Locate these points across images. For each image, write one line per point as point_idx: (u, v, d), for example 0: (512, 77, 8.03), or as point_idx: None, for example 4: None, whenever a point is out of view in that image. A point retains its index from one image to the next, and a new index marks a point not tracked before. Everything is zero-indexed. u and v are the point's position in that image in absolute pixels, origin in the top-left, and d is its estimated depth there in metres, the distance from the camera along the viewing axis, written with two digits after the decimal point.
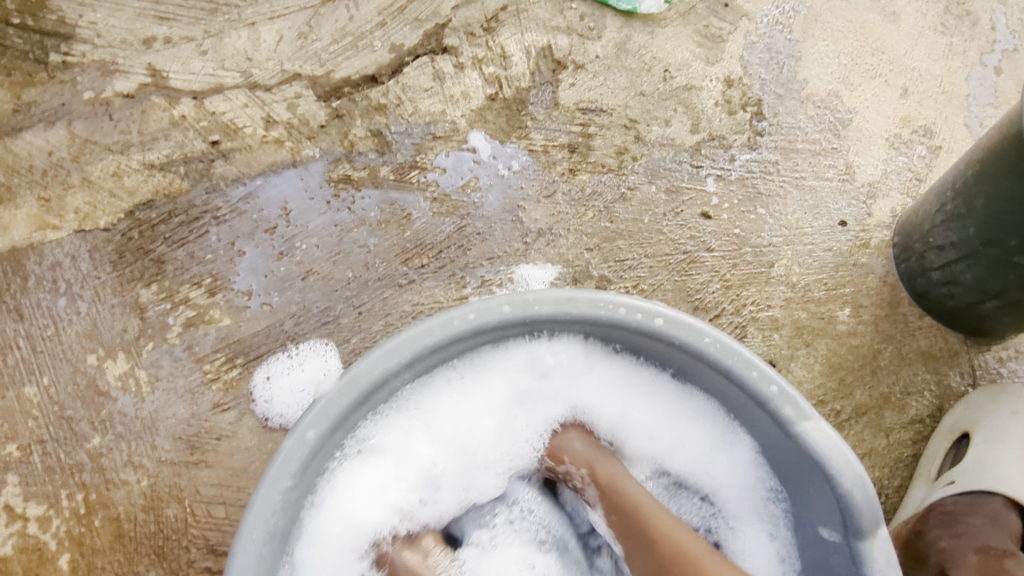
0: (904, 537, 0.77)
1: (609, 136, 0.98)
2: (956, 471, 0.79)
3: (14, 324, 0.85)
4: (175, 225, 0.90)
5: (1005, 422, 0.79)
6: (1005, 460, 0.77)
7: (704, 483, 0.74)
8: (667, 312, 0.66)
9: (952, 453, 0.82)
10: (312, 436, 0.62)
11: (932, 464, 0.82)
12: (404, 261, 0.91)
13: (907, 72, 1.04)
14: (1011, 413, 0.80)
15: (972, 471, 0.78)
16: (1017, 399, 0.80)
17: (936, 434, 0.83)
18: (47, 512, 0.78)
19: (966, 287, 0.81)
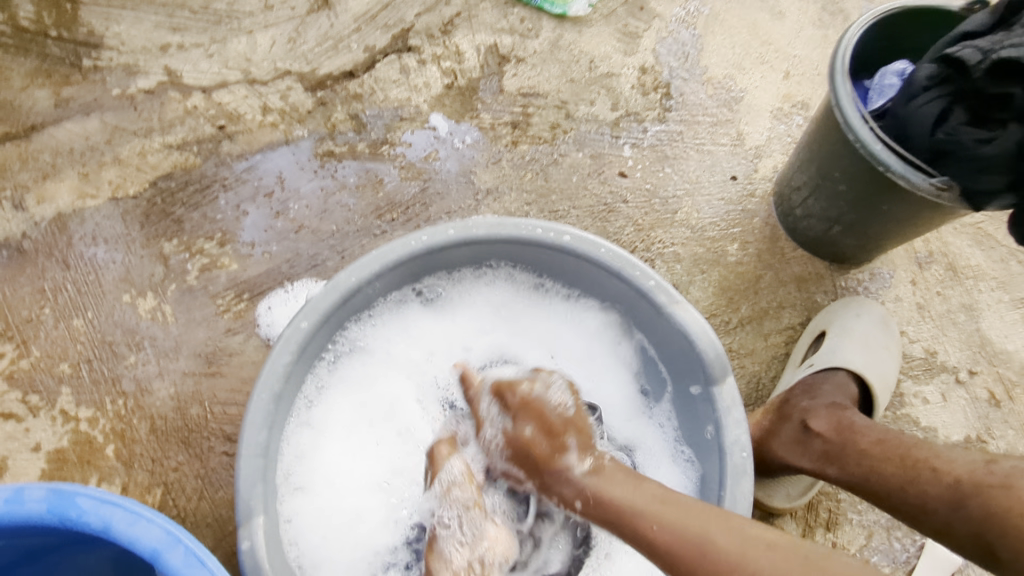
0: (778, 405, 0.92)
1: (544, 115, 1.20)
2: (816, 357, 0.97)
3: (62, 272, 1.06)
4: (191, 192, 1.11)
5: (851, 319, 1.01)
6: (851, 346, 0.97)
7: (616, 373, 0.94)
8: (573, 231, 0.86)
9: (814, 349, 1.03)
10: (305, 326, 0.82)
11: (799, 357, 1.03)
12: (378, 216, 1.12)
13: (789, 59, 1.27)
14: (856, 314, 1.02)
15: (827, 354, 0.96)
16: (860, 304, 1.03)
17: (802, 334, 1.04)
18: (95, 414, 0.98)
19: (818, 217, 1.02)
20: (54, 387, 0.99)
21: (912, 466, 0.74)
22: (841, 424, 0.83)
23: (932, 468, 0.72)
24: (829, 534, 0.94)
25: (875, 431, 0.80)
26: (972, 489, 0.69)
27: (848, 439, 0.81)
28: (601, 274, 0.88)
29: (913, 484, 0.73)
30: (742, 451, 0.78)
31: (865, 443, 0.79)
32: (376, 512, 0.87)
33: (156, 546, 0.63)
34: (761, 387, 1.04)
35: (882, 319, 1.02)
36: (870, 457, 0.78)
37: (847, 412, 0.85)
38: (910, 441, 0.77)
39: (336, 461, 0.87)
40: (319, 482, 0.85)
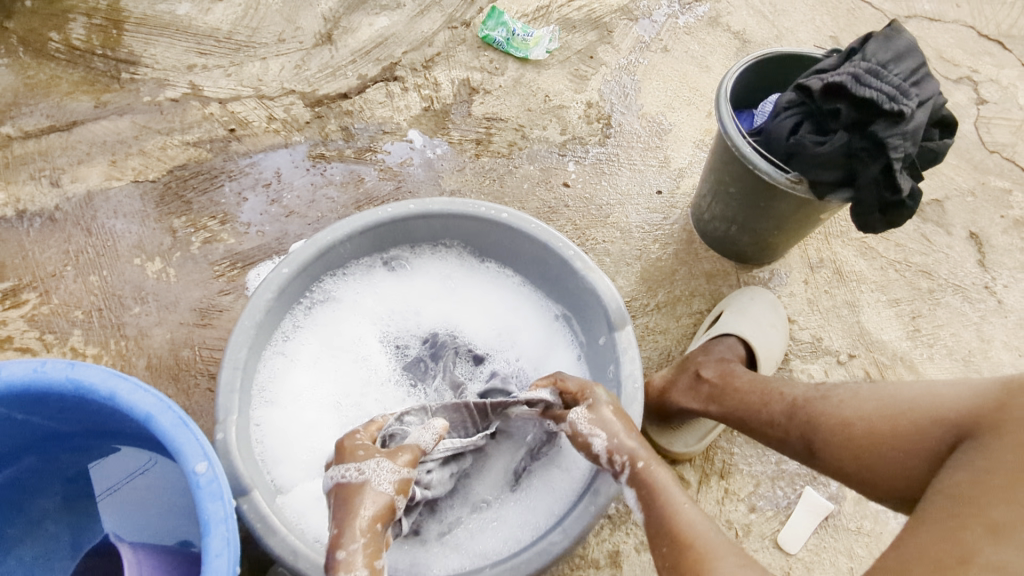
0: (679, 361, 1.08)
1: (504, 135, 1.43)
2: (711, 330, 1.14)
3: (85, 237, 1.25)
4: (201, 180, 1.32)
5: (744, 300, 1.19)
6: (738, 318, 1.14)
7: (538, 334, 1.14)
8: (511, 211, 1.07)
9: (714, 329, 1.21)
10: (286, 271, 1.00)
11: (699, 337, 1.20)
12: (357, 207, 1.33)
13: (713, 102, 1.53)
14: (749, 298, 1.20)
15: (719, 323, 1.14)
16: (754, 290, 1.22)
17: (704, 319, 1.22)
18: (99, 353, 1.15)
19: (720, 219, 1.23)
20: (66, 329, 1.16)
21: (768, 391, 0.93)
22: (725, 373, 1.00)
23: (784, 397, 0.90)
24: (723, 480, 1.08)
25: (755, 377, 0.97)
26: (804, 404, 0.87)
27: (730, 383, 0.98)
28: (531, 245, 1.08)
29: (770, 407, 0.91)
30: (633, 382, 0.95)
31: (745, 385, 0.96)
32: (331, 428, 1.03)
33: (150, 412, 0.78)
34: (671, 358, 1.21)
35: (771, 301, 1.20)
36: (745, 393, 0.95)
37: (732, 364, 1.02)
38: (774, 382, 0.94)
39: (301, 385, 1.04)
40: (285, 400, 1.02)
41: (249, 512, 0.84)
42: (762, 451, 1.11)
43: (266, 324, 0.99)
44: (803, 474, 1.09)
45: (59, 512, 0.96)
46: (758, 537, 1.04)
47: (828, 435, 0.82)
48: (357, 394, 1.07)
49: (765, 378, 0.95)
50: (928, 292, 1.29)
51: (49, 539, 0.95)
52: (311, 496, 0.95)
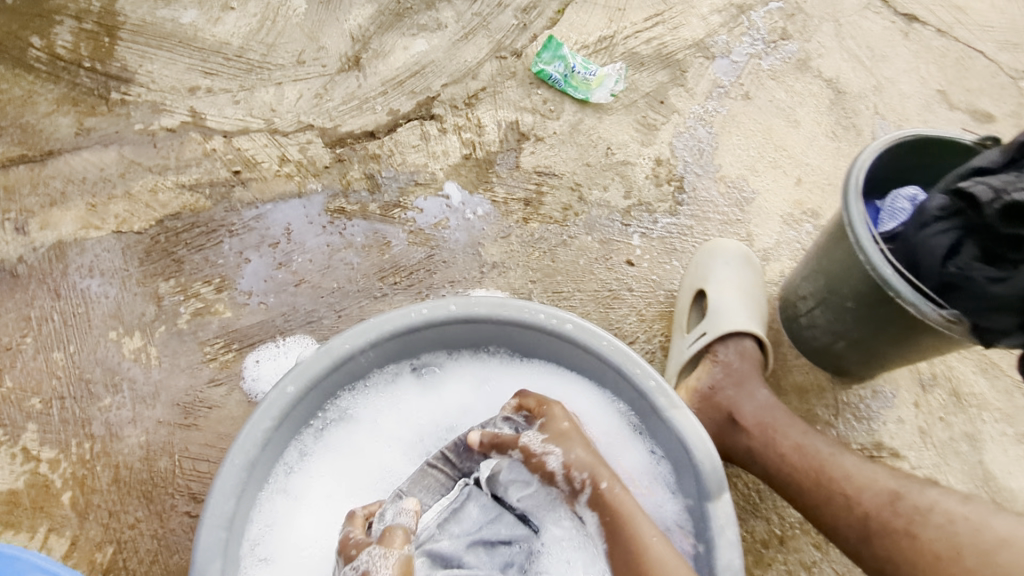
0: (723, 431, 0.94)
1: (558, 195, 1.21)
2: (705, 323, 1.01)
3: (51, 301, 1.03)
4: (196, 234, 1.10)
5: (724, 277, 1.05)
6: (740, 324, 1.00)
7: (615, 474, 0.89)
8: (575, 320, 0.86)
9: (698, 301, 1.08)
10: (292, 390, 0.79)
11: (683, 318, 1.07)
12: (381, 278, 1.11)
13: (802, 166, 1.30)
14: (715, 289, 1.03)
15: (715, 320, 1.00)
16: (726, 259, 1.07)
17: (683, 291, 1.09)
18: (58, 456, 0.94)
19: (823, 330, 1.01)
20: (21, 421, 0.96)
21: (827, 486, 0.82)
22: (855, 513, 0.78)
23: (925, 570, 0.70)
24: None
25: (895, 538, 0.74)
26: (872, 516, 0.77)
27: (869, 534, 0.76)
28: (599, 365, 0.87)
29: (917, 572, 0.71)
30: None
31: (884, 544, 0.75)
32: None
33: None
34: (760, 497, 1.00)
35: (743, 256, 1.08)
36: (886, 557, 0.74)
37: (864, 503, 0.78)
38: (925, 536, 0.72)
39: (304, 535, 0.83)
40: (285, 555, 0.81)
41: None
42: None
43: (264, 459, 0.79)
44: None
45: None
46: None
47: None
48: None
49: (914, 531, 0.72)
50: None
51: None
52: None
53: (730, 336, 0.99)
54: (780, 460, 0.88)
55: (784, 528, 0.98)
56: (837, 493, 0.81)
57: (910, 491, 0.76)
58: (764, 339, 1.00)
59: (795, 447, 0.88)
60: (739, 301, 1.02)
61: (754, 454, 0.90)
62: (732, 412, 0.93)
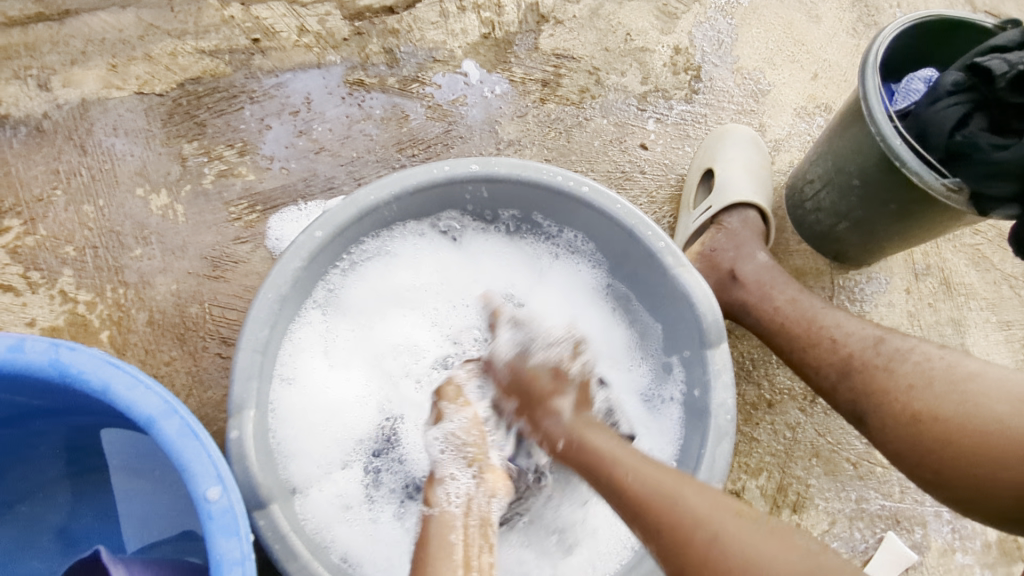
0: (724, 283, 1.00)
1: (575, 78, 1.21)
2: (712, 197, 1.06)
3: (78, 156, 1.06)
4: (217, 99, 1.11)
5: (731, 155, 1.08)
6: (742, 196, 1.05)
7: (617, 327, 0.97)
8: (592, 183, 0.88)
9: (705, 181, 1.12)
10: (320, 235, 0.83)
11: (691, 196, 1.12)
12: (399, 150, 1.13)
13: (819, 62, 1.30)
14: (723, 165, 1.07)
15: (720, 193, 1.05)
16: (734, 140, 1.10)
17: (691, 171, 1.12)
18: (94, 299, 0.99)
19: (827, 212, 1.05)
20: (56, 266, 1.00)
21: (815, 333, 0.88)
22: (840, 354, 0.84)
23: (897, 397, 0.77)
24: (795, 515, 0.97)
25: (873, 373, 0.80)
26: (856, 361, 0.82)
27: (849, 369, 0.82)
28: (612, 228, 0.90)
29: (886, 399, 0.78)
30: (727, 413, 0.81)
31: (860, 377, 0.81)
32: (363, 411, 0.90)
33: (152, 414, 0.63)
34: (753, 365, 1.03)
35: (750, 138, 1.12)
36: (862, 388, 0.80)
37: (849, 345, 0.84)
38: (901, 371, 0.78)
39: (326, 368, 0.89)
40: (308, 380, 0.87)
41: (266, 529, 0.73)
42: (839, 486, 0.99)
43: (293, 297, 0.84)
44: (884, 516, 0.98)
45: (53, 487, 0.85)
46: None
47: (890, 418, 0.77)
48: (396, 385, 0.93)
49: (892, 365, 0.78)
50: None
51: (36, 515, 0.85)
52: (328, 501, 0.82)
53: (735, 208, 1.05)
54: (773, 313, 0.95)
55: (773, 394, 1.02)
56: (824, 338, 0.87)
57: (894, 337, 0.82)
58: (767, 210, 1.06)
59: (789, 301, 0.94)
60: (745, 176, 1.07)
61: (748, 307, 0.97)
62: (735, 270, 0.99)
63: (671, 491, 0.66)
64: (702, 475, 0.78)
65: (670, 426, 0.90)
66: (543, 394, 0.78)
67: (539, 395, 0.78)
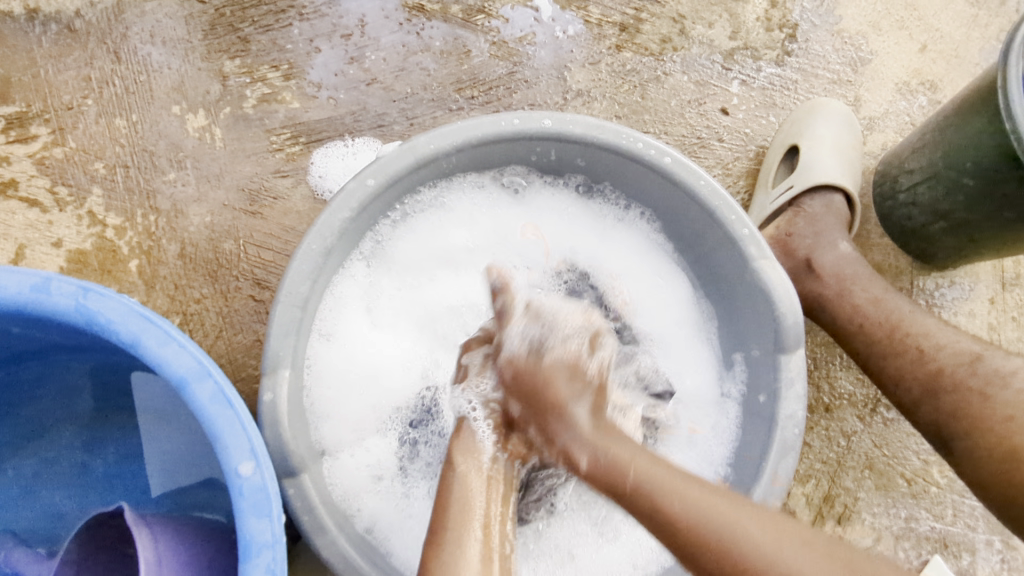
0: (799, 273, 0.89)
1: (657, 25, 1.08)
2: (794, 176, 0.95)
3: (111, 64, 0.97)
4: (263, 12, 1.01)
5: (820, 131, 0.96)
6: (828, 177, 0.93)
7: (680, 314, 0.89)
8: (675, 154, 0.78)
9: (788, 159, 1.01)
10: (372, 184, 0.75)
11: (770, 173, 1.00)
12: (457, 89, 1.03)
13: (931, 31, 1.15)
14: (811, 141, 0.95)
15: (804, 172, 0.94)
16: (825, 113, 0.98)
17: (773, 147, 1.01)
18: (124, 224, 0.93)
19: (923, 208, 0.95)
20: (85, 185, 0.93)
21: (899, 340, 0.79)
22: (927, 368, 0.75)
23: (992, 426, 0.68)
24: (839, 526, 0.93)
25: (966, 396, 0.71)
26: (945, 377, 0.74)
27: (936, 387, 0.74)
28: (691, 207, 0.81)
29: (976, 426, 0.70)
30: (794, 426, 0.75)
31: (949, 399, 0.72)
32: (403, 373, 0.85)
33: (184, 375, 0.58)
34: (815, 365, 0.96)
35: (844, 115, 0.99)
36: (950, 410, 0.72)
37: (939, 360, 0.75)
38: (1000, 398, 0.69)
39: (367, 325, 0.84)
40: (348, 337, 0.81)
41: (295, 498, 0.69)
42: (889, 503, 0.94)
43: (338, 249, 0.77)
44: (932, 537, 0.94)
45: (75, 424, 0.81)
46: None
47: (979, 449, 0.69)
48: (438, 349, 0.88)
49: (989, 391, 0.69)
50: None
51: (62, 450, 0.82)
52: (358, 468, 0.79)
53: (819, 190, 0.93)
54: (852, 313, 0.84)
55: (832, 398, 0.95)
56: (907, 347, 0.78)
57: (993, 355, 0.72)
58: (854, 196, 0.94)
59: (872, 301, 0.84)
60: (834, 155, 0.95)
61: (823, 301, 0.86)
62: (811, 259, 0.88)
63: (724, 517, 0.56)
64: (760, 489, 0.73)
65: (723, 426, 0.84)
66: (559, 400, 0.66)
67: (554, 398, 0.66)
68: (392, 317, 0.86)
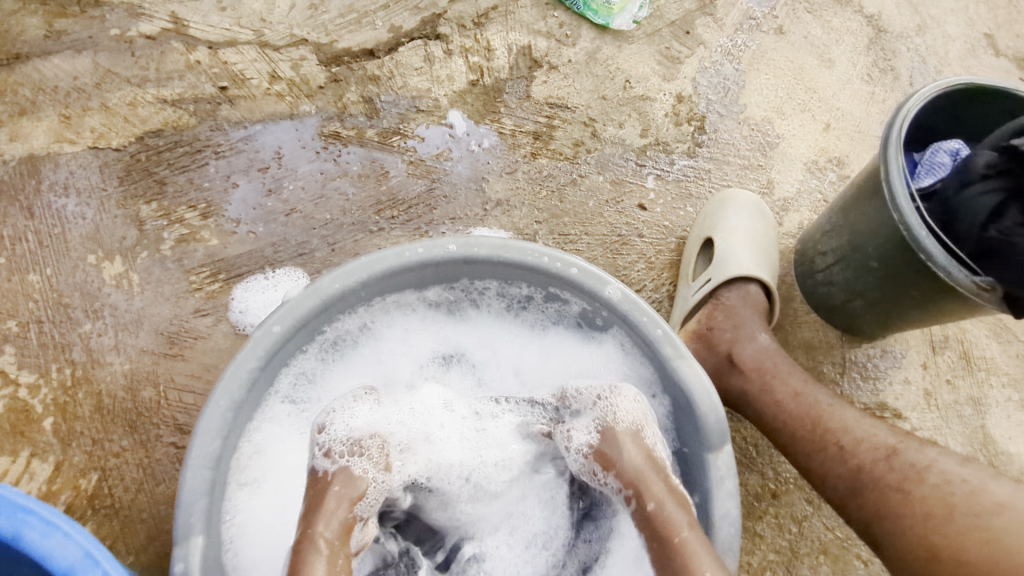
0: (721, 366, 0.91)
1: (570, 130, 1.12)
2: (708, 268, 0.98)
3: (25, 220, 0.97)
4: (180, 154, 1.02)
5: (730, 222, 1.00)
6: (741, 266, 0.96)
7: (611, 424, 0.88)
8: (580, 263, 0.80)
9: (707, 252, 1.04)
10: (278, 330, 0.75)
11: (689, 266, 1.03)
12: (377, 211, 1.05)
13: (832, 111, 1.21)
14: (722, 233, 0.99)
15: (718, 263, 0.97)
16: (735, 204, 1.02)
17: (690, 241, 1.04)
18: (37, 381, 0.90)
19: (840, 287, 0.96)
20: None
21: (821, 435, 0.82)
22: (849, 465, 0.78)
23: (913, 525, 0.71)
24: None
25: (886, 493, 0.74)
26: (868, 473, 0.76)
27: (859, 485, 0.76)
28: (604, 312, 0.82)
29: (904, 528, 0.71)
30: (730, 527, 0.73)
31: (873, 496, 0.75)
32: None
33: (71, 565, 0.56)
34: (757, 452, 0.97)
35: (755, 203, 1.03)
36: (874, 507, 0.74)
37: (859, 457, 0.78)
38: (918, 494, 0.72)
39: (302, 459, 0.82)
40: (279, 481, 0.79)
41: None
42: None
43: (249, 399, 0.75)
44: None
45: None
46: None
47: (905, 550, 0.71)
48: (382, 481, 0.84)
49: (908, 487, 0.73)
50: None
51: None
52: None
53: (735, 281, 0.96)
54: (775, 408, 0.87)
55: (778, 484, 0.96)
56: (831, 444, 0.81)
57: (908, 449, 0.76)
58: (770, 283, 0.96)
59: (793, 394, 0.87)
60: (746, 245, 0.98)
61: (748, 398, 0.89)
62: (732, 353, 0.91)
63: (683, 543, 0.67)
64: None
65: None
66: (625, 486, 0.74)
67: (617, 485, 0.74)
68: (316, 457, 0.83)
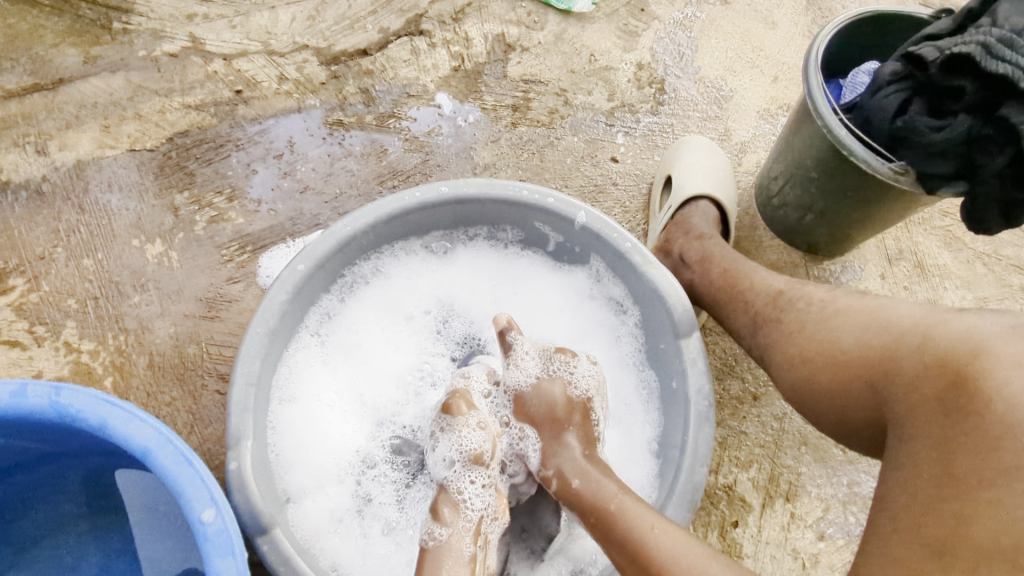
0: (679, 269, 1.03)
1: (544, 101, 1.26)
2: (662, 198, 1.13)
3: (76, 215, 1.11)
4: (205, 149, 1.17)
5: (677, 158, 1.15)
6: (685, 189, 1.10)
7: (586, 335, 1.03)
8: (557, 194, 0.92)
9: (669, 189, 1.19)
10: (302, 268, 0.87)
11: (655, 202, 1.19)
12: (380, 182, 1.19)
13: (779, 65, 1.34)
14: (672, 167, 1.14)
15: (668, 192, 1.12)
16: (684, 143, 1.17)
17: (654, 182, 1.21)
18: (97, 347, 1.04)
19: (793, 206, 1.09)
20: (60, 319, 1.05)
21: (735, 296, 0.94)
22: (751, 314, 0.90)
23: (783, 342, 0.82)
24: (788, 504, 1.01)
25: (770, 326, 0.86)
26: (761, 320, 0.88)
27: (758, 326, 0.88)
28: (579, 235, 0.94)
29: (778, 347, 0.83)
30: (704, 400, 0.83)
31: (767, 331, 0.86)
32: (354, 420, 0.96)
33: (148, 445, 0.68)
34: (736, 360, 1.09)
35: (704, 140, 1.18)
36: (766, 339, 0.86)
37: (756, 307, 0.90)
38: (786, 319, 0.84)
39: (328, 381, 0.96)
40: (311, 398, 0.94)
41: (270, 553, 0.75)
42: (830, 472, 1.04)
43: (281, 329, 0.87)
44: (874, 498, 1.03)
45: (77, 523, 0.91)
46: (825, 568, 0.99)
47: (782, 362, 0.82)
48: (395, 393, 0.99)
49: (781, 316, 0.84)
50: (1020, 290, 1.16)
51: (68, 551, 0.90)
52: (320, 512, 0.88)
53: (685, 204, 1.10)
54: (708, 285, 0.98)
55: (757, 386, 1.08)
56: (742, 300, 0.92)
57: (792, 288, 0.88)
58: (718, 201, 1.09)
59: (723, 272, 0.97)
60: (695, 173, 1.12)
61: (696, 286, 1.00)
62: (683, 254, 1.03)
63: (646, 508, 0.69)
64: (685, 461, 0.80)
65: (634, 410, 0.95)
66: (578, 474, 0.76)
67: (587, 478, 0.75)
68: (338, 379, 0.97)
